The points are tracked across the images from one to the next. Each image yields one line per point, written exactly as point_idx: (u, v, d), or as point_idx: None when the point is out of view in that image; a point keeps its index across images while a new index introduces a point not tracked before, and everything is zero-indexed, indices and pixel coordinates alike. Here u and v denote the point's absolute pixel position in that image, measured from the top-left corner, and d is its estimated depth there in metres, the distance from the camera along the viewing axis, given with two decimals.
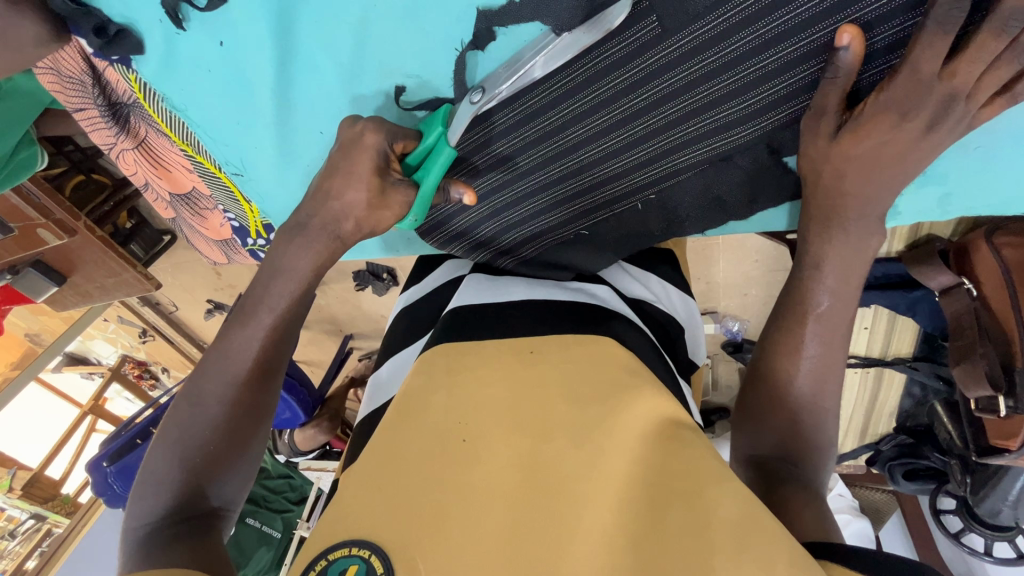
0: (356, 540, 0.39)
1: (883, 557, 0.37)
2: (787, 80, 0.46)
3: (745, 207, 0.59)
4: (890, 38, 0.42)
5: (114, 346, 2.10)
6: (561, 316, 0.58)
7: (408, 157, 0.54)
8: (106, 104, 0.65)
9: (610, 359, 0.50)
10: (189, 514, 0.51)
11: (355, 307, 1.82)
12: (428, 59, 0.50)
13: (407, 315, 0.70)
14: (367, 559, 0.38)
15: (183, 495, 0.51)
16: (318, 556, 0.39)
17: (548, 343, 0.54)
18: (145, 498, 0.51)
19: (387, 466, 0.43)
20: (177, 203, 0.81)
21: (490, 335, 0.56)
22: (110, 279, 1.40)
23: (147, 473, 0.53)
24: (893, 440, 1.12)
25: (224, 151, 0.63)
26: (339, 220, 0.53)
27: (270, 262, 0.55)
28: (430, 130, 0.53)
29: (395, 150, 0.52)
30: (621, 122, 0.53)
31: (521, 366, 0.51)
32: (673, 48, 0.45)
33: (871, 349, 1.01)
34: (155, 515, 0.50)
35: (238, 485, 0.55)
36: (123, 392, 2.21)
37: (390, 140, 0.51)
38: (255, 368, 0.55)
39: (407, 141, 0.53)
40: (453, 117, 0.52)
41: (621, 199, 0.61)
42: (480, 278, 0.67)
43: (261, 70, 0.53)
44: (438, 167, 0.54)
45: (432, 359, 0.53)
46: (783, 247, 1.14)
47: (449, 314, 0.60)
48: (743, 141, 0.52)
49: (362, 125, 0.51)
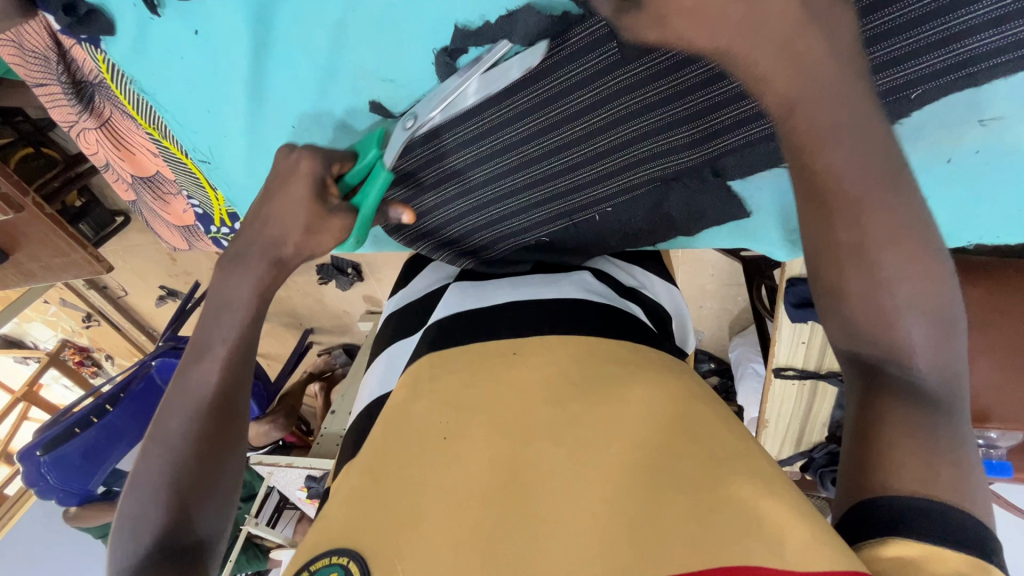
0: (335, 549, 0.41)
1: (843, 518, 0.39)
2: (733, 112, 0.50)
3: (694, 222, 0.63)
4: (914, 44, 0.43)
5: (53, 330, 2.23)
6: (552, 313, 0.59)
7: (346, 177, 0.57)
8: (70, 82, 0.66)
9: (591, 355, 0.54)
10: (170, 549, 0.51)
11: (317, 300, 1.90)
12: (405, 64, 0.52)
13: (397, 319, 0.71)
14: (345, 565, 0.40)
15: (163, 528, 0.51)
16: (303, 567, 0.42)
17: (532, 344, 0.56)
18: (127, 544, 0.52)
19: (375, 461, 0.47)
20: (139, 186, 0.80)
21: (471, 340, 0.58)
22: (57, 259, 1.35)
23: (124, 520, 0.53)
24: (825, 447, 1.15)
25: (193, 138, 0.63)
26: (327, 209, 0.55)
27: (265, 252, 0.57)
28: (366, 152, 0.56)
29: (332, 173, 0.55)
30: (582, 137, 0.56)
31: (505, 367, 0.53)
32: (629, 74, 0.49)
33: (808, 363, 1.05)
34: (137, 555, 0.51)
35: (222, 516, 0.55)
36: (61, 379, 2.34)
37: (325, 165, 0.55)
38: None
39: (343, 163, 0.56)
40: (388, 141, 0.56)
41: (578, 212, 0.64)
42: (466, 284, 0.68)
43: (235, 63, 0.53)
44: (374, 191, 0.56)
45: (416, 371, 0.57)
46: (737, 263, 1.36)
47: (432, 326, 0.63)
48: (691, 164, 0.56)
49: (297, 155, 0.55)
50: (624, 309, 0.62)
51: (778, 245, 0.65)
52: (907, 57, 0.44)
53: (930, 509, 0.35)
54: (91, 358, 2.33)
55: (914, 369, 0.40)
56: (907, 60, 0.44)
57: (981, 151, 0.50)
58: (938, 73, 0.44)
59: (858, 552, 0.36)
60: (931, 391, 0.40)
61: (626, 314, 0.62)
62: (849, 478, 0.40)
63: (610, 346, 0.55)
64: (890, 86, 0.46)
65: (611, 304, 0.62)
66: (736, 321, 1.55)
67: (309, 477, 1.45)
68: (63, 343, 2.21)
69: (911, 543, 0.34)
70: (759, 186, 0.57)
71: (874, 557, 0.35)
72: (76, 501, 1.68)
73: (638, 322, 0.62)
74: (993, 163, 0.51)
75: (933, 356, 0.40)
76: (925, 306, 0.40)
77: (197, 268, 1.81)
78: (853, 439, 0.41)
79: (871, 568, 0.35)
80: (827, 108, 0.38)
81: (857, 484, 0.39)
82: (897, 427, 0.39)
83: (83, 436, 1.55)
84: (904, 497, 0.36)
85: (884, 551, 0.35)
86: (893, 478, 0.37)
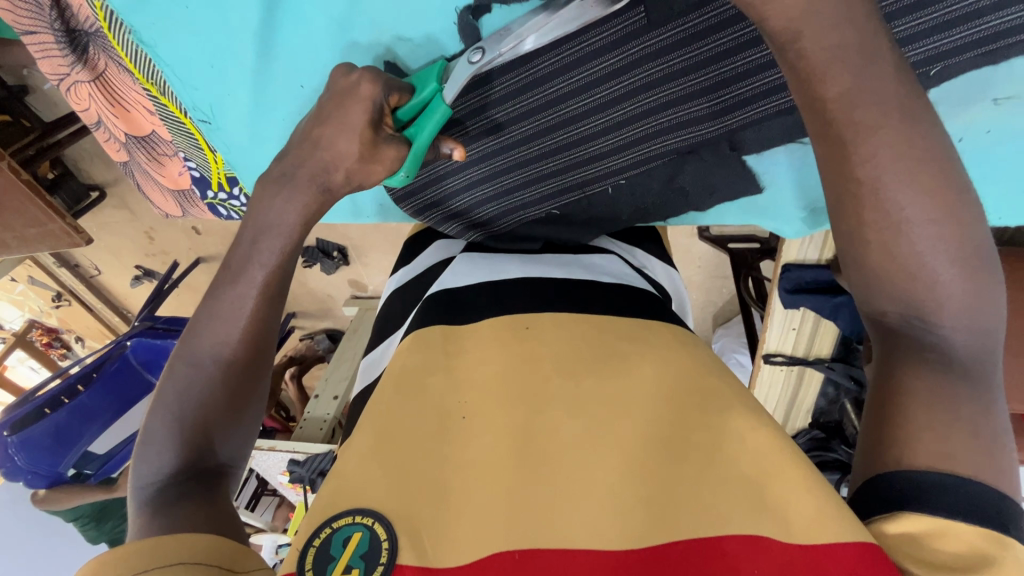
0: (360, 508, 0.40)
1: (862, 490, 0.40)
2: (754, 82, 0.50)
3: (705, 197, 0.64)
4: (941, 18, 0.43)
5: (20, 309, 2.14)
6: (559, 290, 0.59)
7: (398, 111, 0.54)
8: (63, 30, 0.64)
9: (602, 335, 0.54)
10: (194, 471, 0.49)
11: (300, 283, 1.86)
12: (427, 23, 0.51)
13: (403, 293, 0.70)
14: (371, 527, 0.39)
15: (188, 451, 0.49)
16: (323, 524, 0.40)
17: (544, 320, 0.55)
18: (148, 460, 0.49)
19: (385, 427, 0.46)
20: (132, 147, 0.78)
21: (485, 314, 0.57)
22: (32, 229, 1.29)
23: (145, 438, 0.51)
24: (807, 434, 1.18)
25: (193, 95, 0.60)
26: (330, 170, 0.54)
27: (260, 215, 0.55)
28: (424, 85, 0.53)
29: (389, 103, 0.53)
30: (603, 105, 0.56)
31: (515, 340, 0.53)
32: (656, 39, 0.49)
33: (796, 349, 1.07)
34: (160, 475, 0.48)
35: (242, 442, 0.54)
36: (27, 360, 2.25)
37: (385, 92, 0.52)
38: (254, 334, 0.54)
39: (401, 95, 0.53)
40: (450, 74, 0.52)
41: (593, 183, 0.64)
42: (473, 257, 0.67)
43: (246, 14, 0.52)
44: (429, 126, 0.53)
45: (426, 334, 0.56)
46: (724, 255, 1.38)
47: (442, 293, 0.62)
48: (709, 136, 0.56)
49: (359, 74, 0.52)
50: (632, 286, 0.62)
51: (787, 223, 0.66)
52: (932, 31, 0.44)
53: (942, 484, 0.36)
54: (60, 339, 2.25)
55: (938, 337, 0.41)
56: (932, 34, 0.44)
57: (992, 131, 0.52)
58: (960, 49, 0.45)
59: (867, 526, 0.38)
60: (950, 362, 0.41)
61: (636, 288, 0.62)
62: (865, 453, 0.41)
63: (623, 323, 0.55)
64: (918, 59, 0.46)
65: (620, 283, 0.62)
66: (720, 312, 1.58)
67: (292, 461, 1.41)
68: (30, 322, 2.12)
69: (924, 517, 0.36)
70: (771, 162, 0.58)
71: (883, 533, 0.36)
72: (44, 484, 1.62)
73: (647, 295, 0.61)
74: (1003, 143, 0.53)
75: (959, 319, 0.40)
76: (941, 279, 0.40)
77: (176, 248, 1.76)
78: (874, 415, 0.42)
79: (879, 542, 0.36)
80: (844, 69, 0.39)
81: (873, 459, 0.40)
82: (918, 400, 0.40)
83: (56, 416, 1.50)
84: (919, 473, 0.37)
85: (890, 526, 0.36)
86: (909, 454, 0.38)
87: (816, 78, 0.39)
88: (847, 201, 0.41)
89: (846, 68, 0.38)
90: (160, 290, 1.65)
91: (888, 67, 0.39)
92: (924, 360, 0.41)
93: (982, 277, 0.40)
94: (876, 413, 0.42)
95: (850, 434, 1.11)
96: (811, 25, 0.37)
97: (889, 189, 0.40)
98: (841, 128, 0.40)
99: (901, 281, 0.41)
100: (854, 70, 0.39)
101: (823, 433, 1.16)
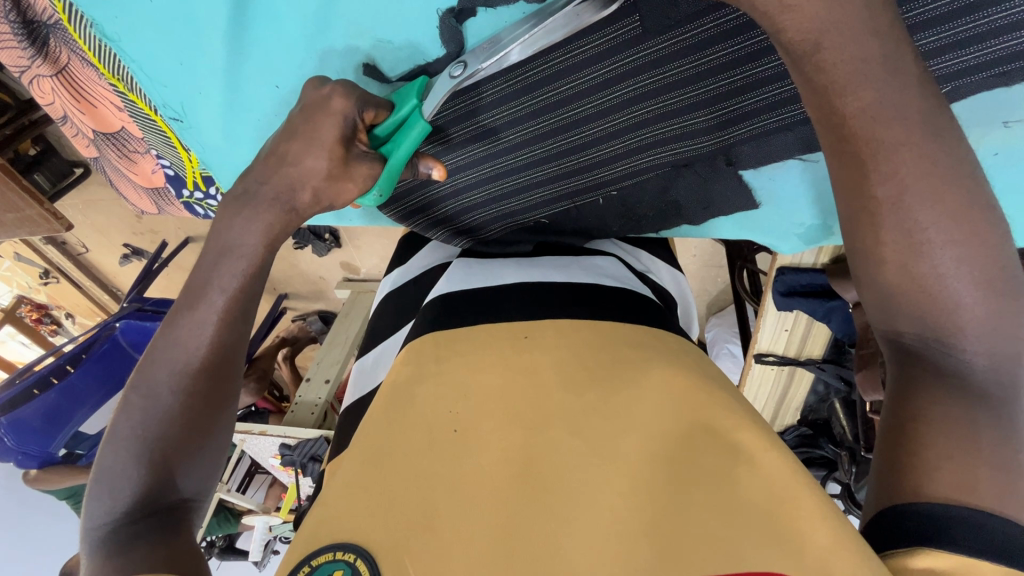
0: (341, 544, 0.39)
1: (878, 518, 0.38)
2: (755, 97, 0.48)
3: (701, 210, 0.61)
4: (953, 37, 0.42)
5: (9, 285, 2.11)
6: (562, 293, 0.57)
7: (376, 129, 0.52)
8: (20, 22, 0.66)
9: (605, 342, 0.52)
10: (152, 509, 0.49)
11: (291, 265, 1.83)
12: (408, 26, 0.48)
13: (394, 299, 0.68)
14: (352, 563, 0.38)
15: (143, 490, 0.49)
16: (302, 563, 0.39)
17: (544, 327, 0.53)
18: (102, 499, 0.49)
19: (365, 452, 0.45)
20: (102, 142, 0.82)
21: (481, 319, 0.55)
22: (11, 214, 1.26)
23: (100, 474, 0.50)
24: (795, 431, 1.17)
25: (163, 93, 0.57)
26: (297, 189, 0.51)
27: (222, 236, 0.53)
28: (403, 103, 0.51)
29: (364, 121, 0.50)
30: (595, 115, 0.54)
31: (514, 352, 0.51)
32: (652, 49, 0.47)
33: (788, 348, 1.05)
34: (113, 516, 0.48)
35: (205, 474, 0.53)
36: (18, 336, 2.24)
37: (359, 107, 0.49)
38: (218, 351, 0.53)
39: (378, 111, 0.51)
40: (429, 92, 0.50)
41: (584, 192, 0.62)
42: (469, 262, 0.65)
43: (213, 12, 0.49)
44: (407, 141, 0.52)
45: (421, 346, 0.54)
46: (720, 245, 1.36)
47: (439, 298, 0.59)
48: (704, 149, 0.54)
49: (330, 88, 0.49)
50: (636, 291, 0.60)
51: (785, 240, 0.64)
52: (947, 49, 0.43)
53: (962, 518, 0.35)
54: (50, 316, 2.22)
55: (959, 360, 0.39)
56: (945, 52, 0.43)
57: (999, 153, 0.51)
58: (971, 69, 0.44)
59: (885, 560, 0.36)
60: (969, 384, 0.39)
61: (638, 293, 0.60)
62: (881, 481, 0.40)
63: (625, 332, 0.53)
64: (944, 72, 0.44)
65: (623, 286, 0.59)
66: (714, 301, 1.57)
67: (284, 445, 1.41)
68: (19, 298, 2.10)
69: (946, 553, 0.34)
70: (772, 177, 0.56)
71: (904, 567, 0.35)
72: (36, 464, 1.63)
73: (650, 300, 0.59)
74: (1007, 168, 0.52)
75: (980, 342, 0.38)
76: (960, 309, 0.38)
77: (164, 227, 1.73)
78: (887, 437, 0.41)
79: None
80: (857, 84, 0.36)
81: (891, 488, 0.39)
82: (934, 425, 0.38)
83: (48, 396, 1.47)
84: (938, 505, 0.36)
85: (914, 561, 0.35)
86: (927, 484, 0.37)
87: (830, 92, 0.36)
88: (859, 224, 0.40)
89: (859, 82, 0.36)
90: (148, 272, 1.63)
91: (903, 85, 0.36)
92: (940, 380, 0.40)
93: (1004, 308, 0.38)
94: (890, 436, 0.41)
95: (836, 433, 1.10)
96: (821, 40, 0.35)
97: (910, 208, 0.37)
98: (854, 148, 0.37)
99: (911, 310, 0.39)
100: (880, 82, 0.36)
101: (811, 431, 1.15)
